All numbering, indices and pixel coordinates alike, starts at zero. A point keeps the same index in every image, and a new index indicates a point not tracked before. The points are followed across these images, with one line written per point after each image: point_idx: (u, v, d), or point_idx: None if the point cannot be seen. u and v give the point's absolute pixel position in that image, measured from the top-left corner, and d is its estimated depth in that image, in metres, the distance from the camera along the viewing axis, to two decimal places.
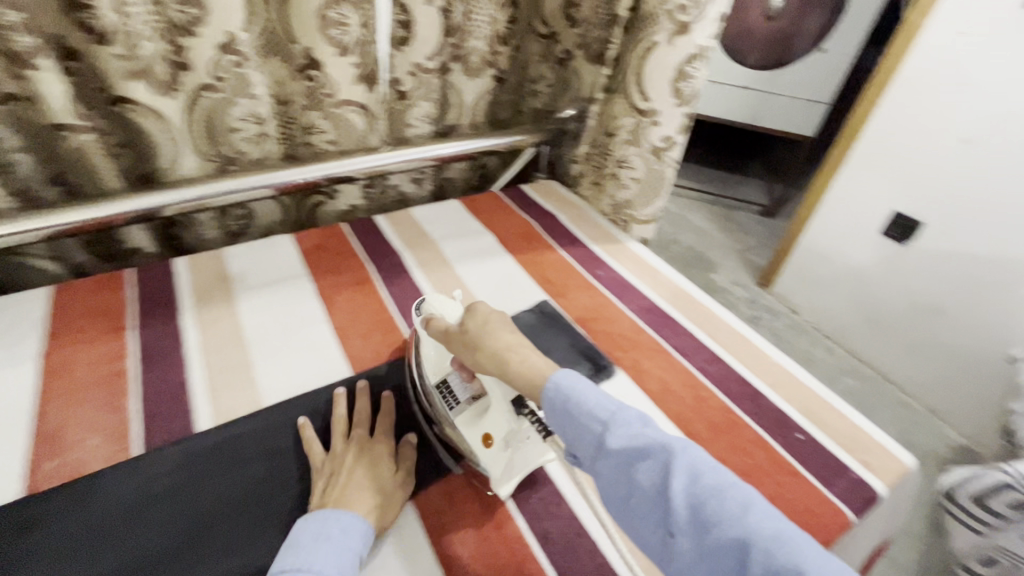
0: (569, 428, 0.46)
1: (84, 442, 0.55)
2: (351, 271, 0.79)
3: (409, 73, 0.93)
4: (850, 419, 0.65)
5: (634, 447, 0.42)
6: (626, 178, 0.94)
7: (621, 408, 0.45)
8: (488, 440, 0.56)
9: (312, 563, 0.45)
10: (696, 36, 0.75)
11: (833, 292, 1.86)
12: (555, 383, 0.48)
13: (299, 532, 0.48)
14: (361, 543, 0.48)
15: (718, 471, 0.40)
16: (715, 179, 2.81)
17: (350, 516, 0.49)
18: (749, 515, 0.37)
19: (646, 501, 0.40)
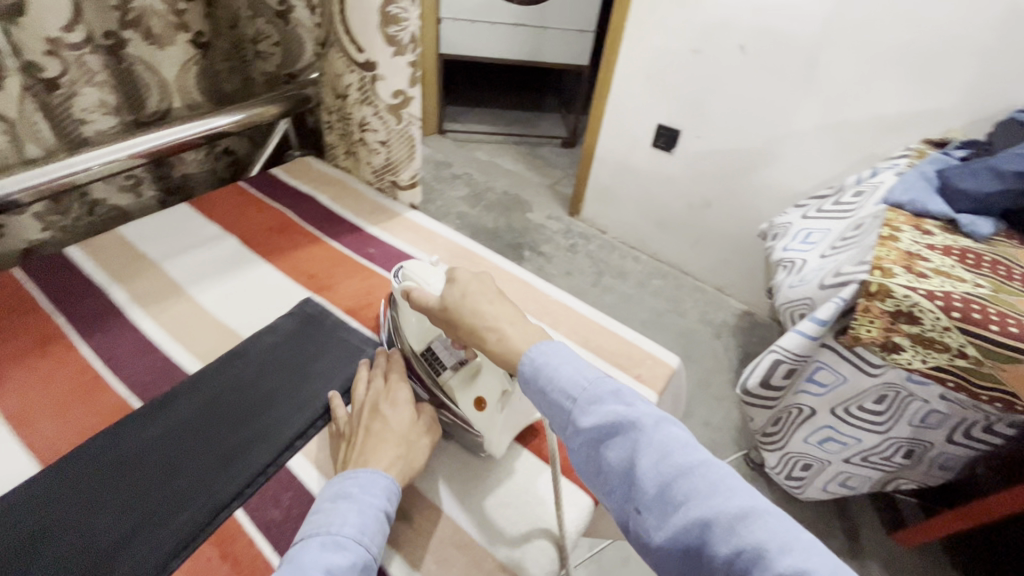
0: (545, 407, 0.46)
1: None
2: (30, 331, 0.60)
3: (48, 53, 0.70)
4: (622, 336, 0.69)
5: (607, 424, 0.42)
6: (374, 141, 0.84)
7: (597, 385, 0.45)
8: (480, 404, 0.54)
9: (332, 524, 0.42)
10: None
11: (630, 207, 2.04)
12: (530, 362, 0.47)
13: (320, 499, 0.44)
14: (385, 498, 0.44)
15: (690, 448, 0.40)
16: (516, 118, 2.86)
17: (368, 472, 0.46)
18: (712, 490, 0.37)
19: (616, 479, 0.41)
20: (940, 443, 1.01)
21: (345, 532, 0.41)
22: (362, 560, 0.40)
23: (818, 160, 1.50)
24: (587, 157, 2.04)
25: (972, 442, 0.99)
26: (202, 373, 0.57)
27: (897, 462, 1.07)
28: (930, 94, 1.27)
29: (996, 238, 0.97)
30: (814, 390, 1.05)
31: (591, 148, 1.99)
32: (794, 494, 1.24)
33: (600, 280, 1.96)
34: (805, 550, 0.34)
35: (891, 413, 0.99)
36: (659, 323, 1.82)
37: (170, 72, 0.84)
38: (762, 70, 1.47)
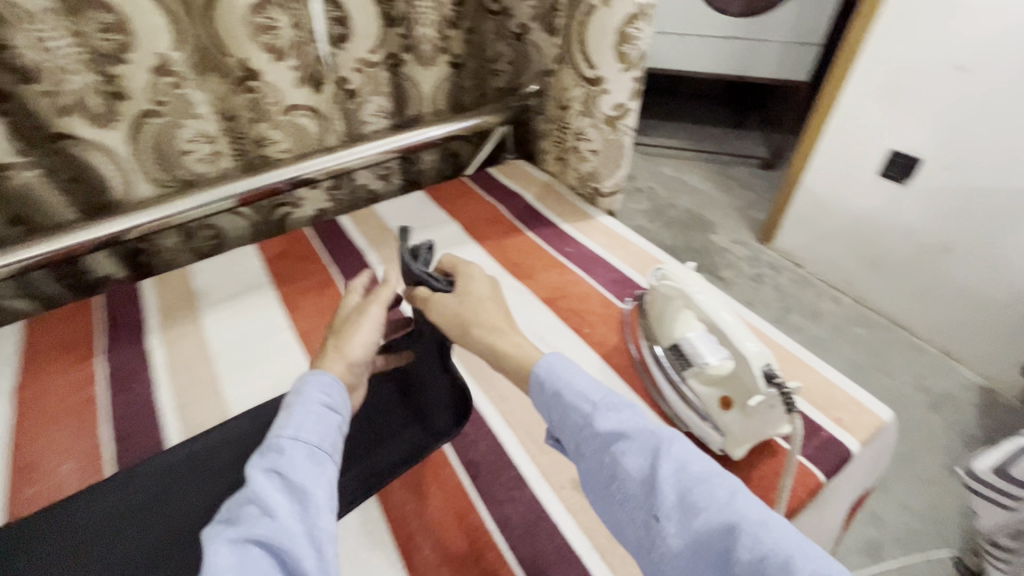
0: (558, 416, 0.47)
1: (62, 460, 0.57)
2: (315, 276, 0.79)
3: (356, 70, 0.91)
4: (824, 373, 0.63)
5: (624, 431, 0.43)
6: (586, 150, 0.91)
7: (611, 395, 0.46)
8: (727, 403, 0.53)
9: (281, 431, 0.44)
10: None
11: (837, 241, 1.81)
12: (548, 370, 0.48)
13: (285, 401, 0.47)
14: (335, 396, 0.48)
15: (707, 462, 0.41)
16: (710, 135, 2.72)
17: (319, 374, 0.49)
18: (733, 498, 0.37)
19: (632, 486, 0.41)
20: None
21: (307, 436, 0.44)
22: (326, 455, 0.44)
23: None
24: (791, 182, 1.86)
25: None
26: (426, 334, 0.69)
27: None
28: None
29: None
30: None
31: (799, 169, 1.80)
32: None
33: (786, 317, 1.78)
34: (821, 554, 0.34)
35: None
36: (854, 378, 1.59)
37: (430, 86, 1.03)
38: None
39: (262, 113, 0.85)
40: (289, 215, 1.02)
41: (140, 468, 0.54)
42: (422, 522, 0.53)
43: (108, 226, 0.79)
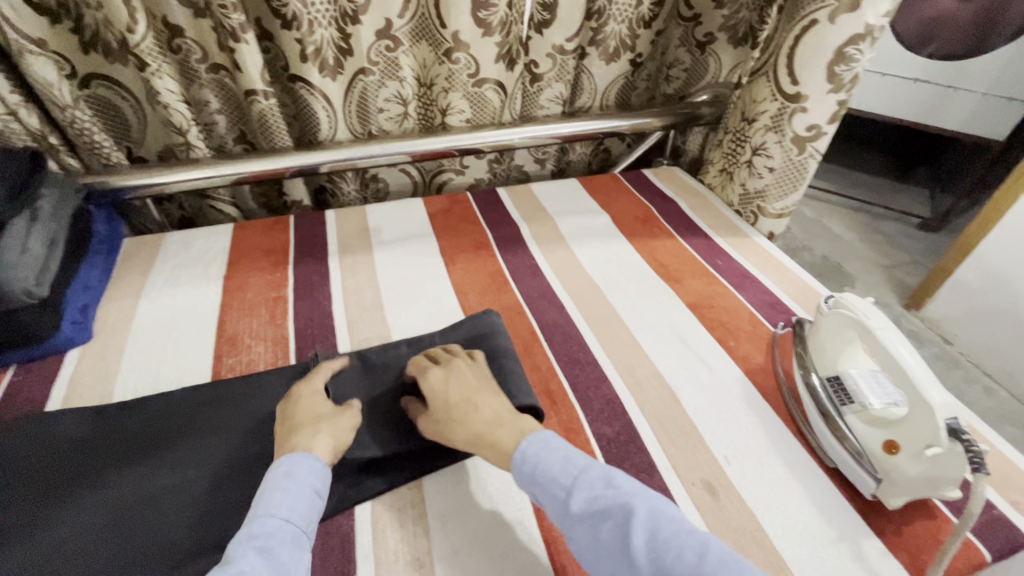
0: (538, 496, 0.46)
1: (256, 343, 0.67)
2: (473, 237, 0.85)
3: (548, 56, 0.94)
4: (1001, 450, 0.57)
5: (599, 508, 0.43)
6: (761, 166, 0.87)
7: (584, 471, 0.45)
8: (893, 449, 0.50)
9: (269, 510, 0.44)
10: (867, 12, 0.70)
11: (1007, 324, 1.59)
12: (519, 451, 0.48)
13: (260, 486, 0.47)
14: (321, 479, 0.48)
15: (678, 523, 0.40)
16: (865, 183, 2.50)
17: (302, 458, 0.48)
18: (704, 562, 0.37)
19: (610, 562, 0.40)
20: None
21: (291, 516, 0.44)
22: (302, 540, 0.44)
23: None
24: (959, 250, 1.67)
25: None
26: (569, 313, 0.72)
27: None
28: None
29: None
30: None
31: (970, 242, 1.64)
32: None
33: None
34: None
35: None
36: None
37: (606, 82, 1.06)
38: None
39: (454, 83, 0.91)
40: (449, 181, 1.09)
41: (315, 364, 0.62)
42: None
43: (309, 157, 0.89)
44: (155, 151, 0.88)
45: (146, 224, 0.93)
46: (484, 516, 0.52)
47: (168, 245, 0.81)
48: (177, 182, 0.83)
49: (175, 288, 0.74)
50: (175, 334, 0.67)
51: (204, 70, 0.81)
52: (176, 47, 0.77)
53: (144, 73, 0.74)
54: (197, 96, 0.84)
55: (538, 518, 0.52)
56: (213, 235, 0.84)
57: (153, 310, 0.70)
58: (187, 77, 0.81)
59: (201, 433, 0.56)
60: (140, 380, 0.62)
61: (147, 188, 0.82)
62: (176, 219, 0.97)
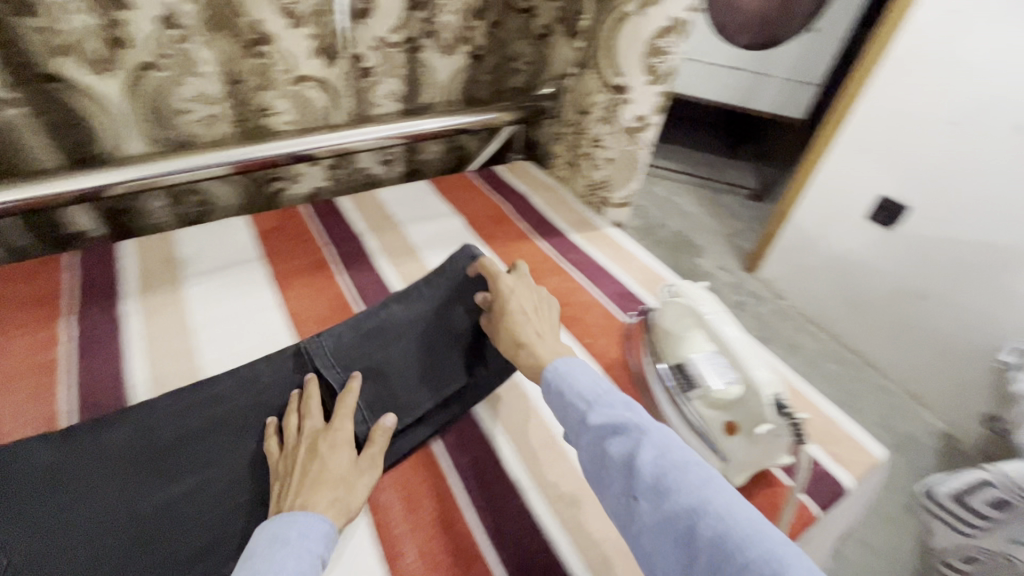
0: (562, 409, 0.52)
1: (20, 432, 0.52)
2: (308, 256, 0.76)
3: (374, 48, 0.87)
4: (821, 408, 0.63)
5: (614, 424, 0.47)
6: (601, 158, 0.90)
7: (609, 394, 0.50)
8: (733, 429, 0.52)
9: (269, 568, 0.42)
10: (667, 6, 0.73)
11: (820, 277, 1.87)
12: (555, 370, 0.54)
13: (257, 541, 0.45)
14: (325, 545, 0.45)
15: (684, 451, 0.45)
16: (704, 161, 2.77)
17: (309, 515, 0.46)
18: (701, 483, 0.42)
19: (613, 471, 0.45)
20: None
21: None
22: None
23: None
24: (779, 216, 1.92)
25: None
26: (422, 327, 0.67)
27: None
28: None
29: None
30: None
31: (786, 206, 1.88)
32: None
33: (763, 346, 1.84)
34: (777, 537, 0.38)
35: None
36: None
37: (446, 75, 1.00)
38: None
39: (269, 81, 0.81)
40: (283, 192, 0.96)
41: (122, 426, 0.53)
42: (407, 529, 0.52)
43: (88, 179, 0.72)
44: None
45: None
46: None
47: None
48: None
49: None
50: None
51: None
52: None
53: None
54: None
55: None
56: None
57: None
58: None
59: None
60: None
61: None
62: None
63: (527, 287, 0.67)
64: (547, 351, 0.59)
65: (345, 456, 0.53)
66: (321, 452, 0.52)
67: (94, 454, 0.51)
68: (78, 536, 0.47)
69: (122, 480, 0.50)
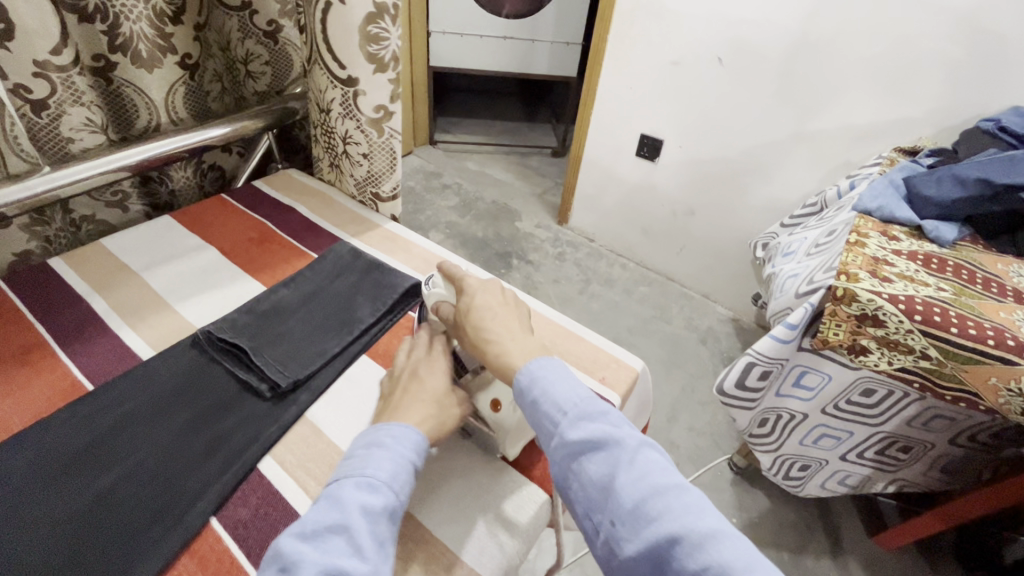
0: (534, 422, 0.50)
1: None
2: (13, 340, 0.62)
3: (37, 74, 0.72)
4: (589, 341, 0.71)
5: (595, 442, 0.46)
6: (357, 154, 0.86)
7: (588, 405, 0.49)
8: (496, 404, 0.58)
9: (367, 467, 0.47)
10: None
11: (619, 214, 2.10)
12: (526, 372, 0.51)
13: (355, 446, 0.50)
14: (414, 451, 0.49)
15: (667, 472, 0.45)
16: (505, 129, 2.89)
17: (400, 425, 0.51)
18: (686, 511, 0.42)
19: (592, 491, 0.45)
20: (940, 443, 1.09)
21: (378, 474, 0.46)
22: (391, 503, 0.45)
23: (799, 172, 1.60)
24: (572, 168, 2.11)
25: (971, 443, 1.08)
26: (175, 365, 0.61)
27: (889, 455, 1.14)
28: (901, 104, 1.37)
29: (961, 243, 1.03)
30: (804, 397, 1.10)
31: (577, 160, 2.09)
32: (793, 491, 1.32)
33: (587, 287, 2.03)
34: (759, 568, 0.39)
35: (883, 405, 1.04)
36: (645, 329, 1.89)
37: (161, 93, 0.88)
38: (739, 78, 1.58)
39: None
40: None
41: None
42: None
43: None
44: None
45: None
46: None
47: None
48: None
49: None
50: None
51: None
52: None
53: None
54: None
55: None
56: None
57: None
58: None
59: None
60: None
61: None
62: None
63: (495, 287, 0.62)
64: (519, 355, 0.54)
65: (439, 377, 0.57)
66: (420, 376, 0.57)
67: None
68: None
69: None
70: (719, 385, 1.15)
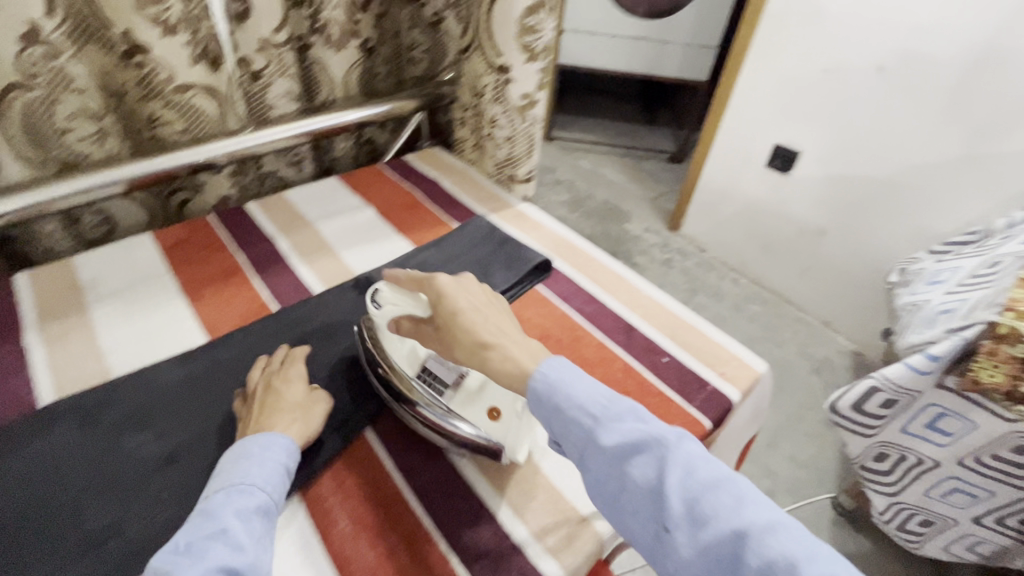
0: (560, 427, 0.47)
1: None
2: (220, 264, 0.76)
3: (259, 50, 0.86)
4: (712, 337, 0.71)
5: (634, 443, 0.44)
6: (499, 138, 0.94)
7: (616, 406, 0.47)
8: (494, 413, 0.57)
9: (236, 477, 0.46)
10: None
11: (737, 226, 2.01)
12: (542, 375, 0.49)
13: (224, 461, 0.49)
14: (287, 455, 0.50)
15: (710, 464, 0.44)
16: (623, 131, 2.88)
17: (269, 435, 0.50)
18: (741, 505, 0.41)
19: (638, 498, 0.43)
20: None
21: (252, 481, 0.46)
22: (266, 505, 0.45)
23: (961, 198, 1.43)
24: (692, 175, 2.05)
25: None
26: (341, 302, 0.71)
27: None
28: None
29: None
30: (936, 441, 0.99)
31: (697, 168, 2.02)
32: (909, 547, 1.18)
33: (693, 297, 1.97)
34: (820, 551, 0.38)
35: None
36: (752, 349, 1.79)
37: (341, 71, 1.01)
38: (900, 91, 1.44)
39: (153, 91, 0.77)
40: (188, 203, 0.94)
41: (43, 406, 0.54)
42: (339, 498, 0.53)
43: None
44: None
45: None
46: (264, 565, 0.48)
47: None
48: None
49: None
50: None
51: None
52: None
53: None
54: None
55: (324, 542, 0.49)
56: None
57: None
58: None
59: None
60: None
61: None
62: None
63: (471, 284, 0.59)
64: (525, 355, 0.51)
65: (298, 392, 0.56)
66: (278, 391, 0.56)
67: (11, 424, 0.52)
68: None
69: (33, 441, 0.51)
70: (833, 402, 1.06)
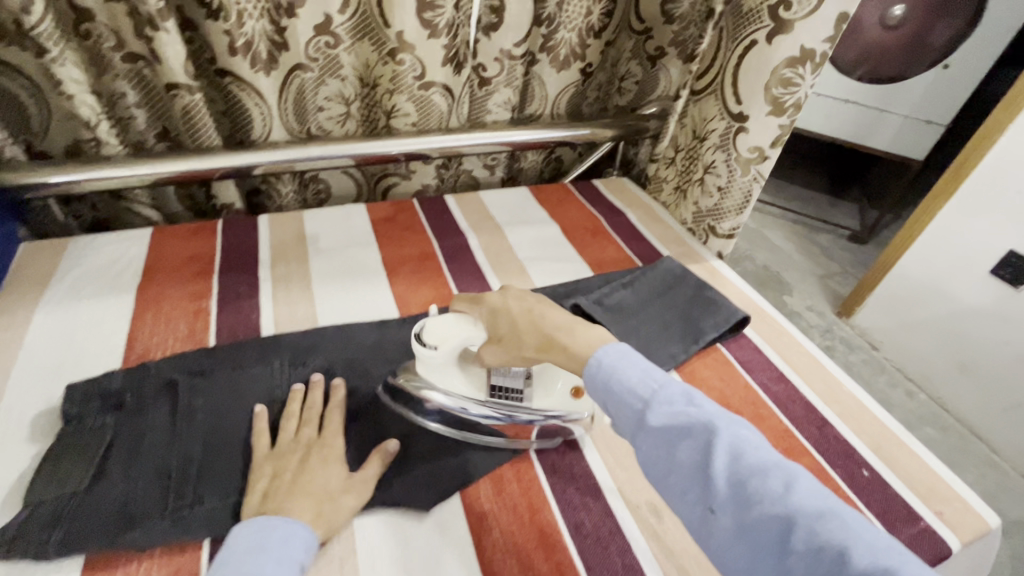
0: (612, 408, 0.44)
1: (173, 347, 0.61)
2: (416, 246, 0.82)
3: (496, 60, 0.93)
4: (926, 462, 0.60)
5: (679, 426, 0.40)
6: (712, 186, 0.90)
7: (664, 386, 0.43)
8: (574, 391, 0.57)
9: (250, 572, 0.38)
10: (800, 34, 0.72)
11: (930, 332, 1.71)
12: (595, 361, 0.47)
13: (232, 546, 0.41)
14: (307, 552, 0.42)
15: (761, 449, 0.38)
16: (802, 197, 2.62)
17: (291, 522, 0.43)
18: (790, 490, 0.35)
19: (682, 480, 0.39)
20: None
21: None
22: None
23: None
24: (885, 261, 1.78)
25: None
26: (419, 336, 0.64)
27: None
28: None
29: None
30: None
31: (891, 255, 1.76)
32: None
33: None
34: (869, 535, 0.33)
35: None
36: None
37: (556, 89, 1.04)
38: None
39: (400, 86, 0.85)
40: (394, 187, 1.04)
41: (264, 337, 0.62)
42: (494, 504, 0.52)
43: (240, 158, 0.81)
44: (61, 148, 0.78)
45: (52, 229, 0.82)
46: (423, 547, 0.48)
47: (72, 248, 0.72)
48: (99, 177, 0.74)
49: (79, 299, 0.65)
50: (79, 347, 0.60)
51: (117, 59, 0.73)
52: (84, 33, 0.70)
53: (43, 58, 0.66)
54: (110, 88, 0.75)
55: (477, 551, 0.49)
56: (128, 238, 0.75)
57: (54, 320, 0.62)
58: (99, 66, 0.73)
59: (126, 435, 0.50)
60: (36, 401, 0.54)
61: (57, 186, 0.72)
62: (89, 223, 0.87)
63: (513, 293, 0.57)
64: None
65: None
66: None
67: (238, 345, 0.60)
68: (215, 400, 0.54)
69: (250, 366, 0.58)
70: None
